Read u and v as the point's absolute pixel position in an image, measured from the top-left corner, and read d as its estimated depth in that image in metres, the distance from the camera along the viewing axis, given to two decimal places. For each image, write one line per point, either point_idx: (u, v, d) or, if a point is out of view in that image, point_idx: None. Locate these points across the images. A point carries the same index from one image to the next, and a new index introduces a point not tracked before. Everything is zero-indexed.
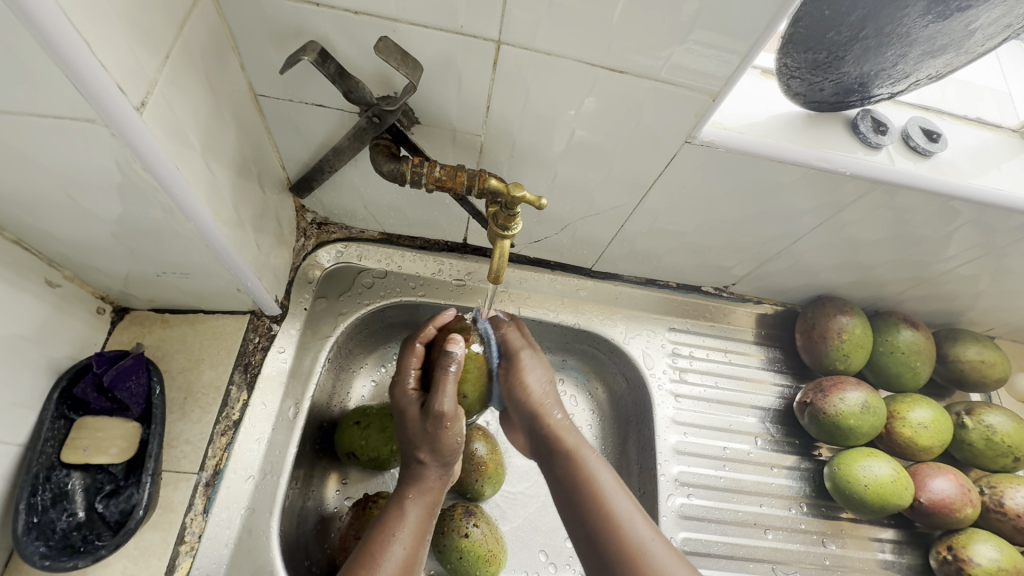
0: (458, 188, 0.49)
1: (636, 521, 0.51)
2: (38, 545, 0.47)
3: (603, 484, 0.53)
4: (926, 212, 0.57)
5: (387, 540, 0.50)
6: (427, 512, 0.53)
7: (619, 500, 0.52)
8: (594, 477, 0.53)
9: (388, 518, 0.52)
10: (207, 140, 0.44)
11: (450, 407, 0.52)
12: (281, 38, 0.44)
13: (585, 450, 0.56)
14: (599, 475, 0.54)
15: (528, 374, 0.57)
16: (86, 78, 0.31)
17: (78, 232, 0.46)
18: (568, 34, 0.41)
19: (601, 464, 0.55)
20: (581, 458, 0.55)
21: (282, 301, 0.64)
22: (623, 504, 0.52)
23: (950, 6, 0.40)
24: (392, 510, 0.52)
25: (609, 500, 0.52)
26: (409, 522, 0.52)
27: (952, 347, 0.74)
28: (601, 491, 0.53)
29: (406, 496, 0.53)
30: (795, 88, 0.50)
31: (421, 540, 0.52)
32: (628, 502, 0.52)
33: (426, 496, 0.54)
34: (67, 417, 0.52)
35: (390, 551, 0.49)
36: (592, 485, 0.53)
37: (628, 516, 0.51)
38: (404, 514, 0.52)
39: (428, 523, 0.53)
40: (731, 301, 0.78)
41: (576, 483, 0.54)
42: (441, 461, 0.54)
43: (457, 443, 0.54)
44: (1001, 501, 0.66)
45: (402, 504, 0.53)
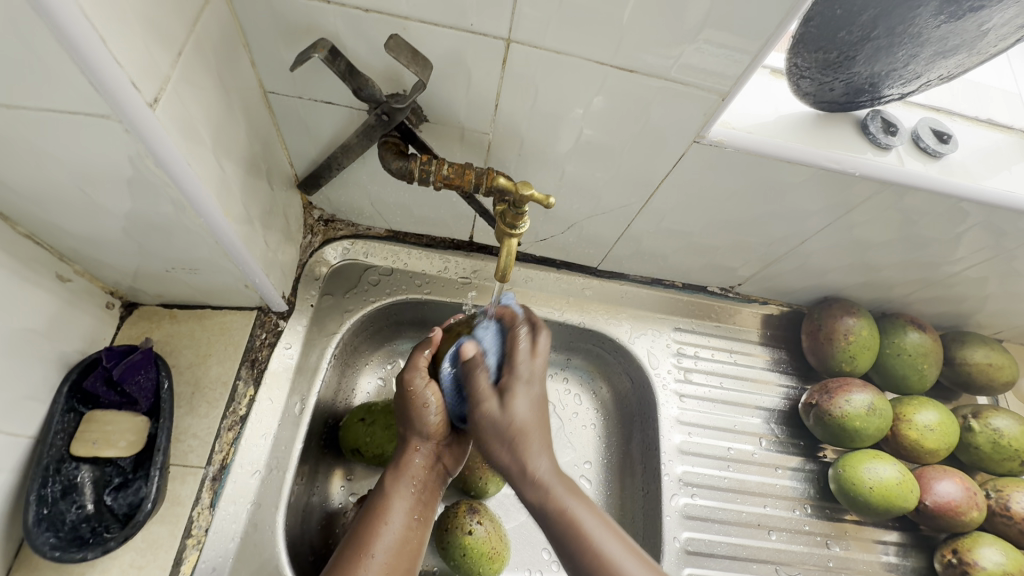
0: (466, 186, 0.49)
1: (629, 565, 0.45)
2: (47, 537, 0.47)
3: (591, 527, 0.47)
4: (935, 214, 0.57)
5: (376, 521, 0.51)
6: (412, 496, 0.54)
7: (607, 540, 0.46)
8: (579, 518, 0.47)
9: (377, 499, 0.53)
10: (218, 136, 0.44)
11: (421, 375, 0.55)
12: (291, 35, 0.44)
13: (571, 500, 0.48)
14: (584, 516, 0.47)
15: (506, 412, 0.49)
16: (101, 74, 0.31)
17: (89, 227, 0.46)
18: (578, 33, 0.41)
19: (581, 499, 0.48)
20: (566, 502, 0.48)
21: (289, 298, 0.64)
22: (614, 544, 0.46)
23: (963, 6, 0.40)
24: (380, 492, 0.54)
25: (596, 542, 0.46)
26: (396, 503, 0.53)
27: (959, 350, 0.73)
28: (588, 535, 0.47)
29: (391, 479, 0.54)
30: (805, 88, 0.50)
31: (411, 522, 0.52)
32: (619, 546, 0.46)
33: (408, 474, 0.54)
34: (75, 411, 0.52)
35: (380, 532, 0.50)
36: (576, 527, 0.47)
37: (620, 557, 0.46)
38: (393, 497, 0.53)
39: (415, 504, 0.53)
40: (737, 301, 0.78)
41: (562, 529, 0.47)
42: (417, 434, 0.56)
43: (430, 414, 0.55)
44: (1007, 505, 0.65)
45: (386, 483, 0.54)
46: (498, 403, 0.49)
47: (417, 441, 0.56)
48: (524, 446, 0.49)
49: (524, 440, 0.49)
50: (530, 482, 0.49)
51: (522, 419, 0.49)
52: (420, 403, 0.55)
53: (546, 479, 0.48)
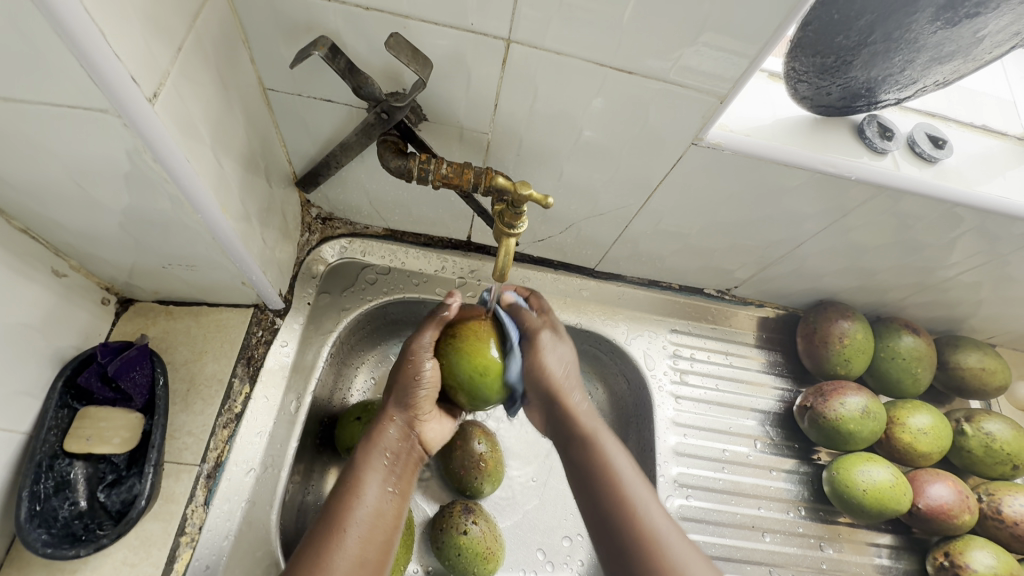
0: (465, 186, 0.49)
1: (652, 507, 0.50)
2: (39, 533, 0.47)
3: (620, 469, 0.53)
4: (929, 218, 0.57)
5: (347, 495, 0.48)
6: (386, 469, 0.51)
7: (634, 482, 0.52)
8: (607, 451, 0.54)
9: (348, 475, 0.50)
10: (216, 132, 0.44)
11: (427, 344, 0.55)
12: (291, 32, 0.44)
13: (605, 434, 0.55)
14: (607, 443, 0.54)
15: (555, 351, 0.58)
16: (100, 67, 0.31)
17: (85, 221, 0.46)
18: (578, 34, 0.42)
19: (613, 441, 0.55)
20: (597, 434, 0.55)
21: (286, 295, 0.64)
22: (637, 486, 0.52)
23: (959, 13, 0.40)
24: (350, 467, 0.51)
25: (625, 486, 0.51)
26: (369, 475, 0.50)
27: (953, 354, 0.74)
28: (618, 476, 0.52)
29: (364, 453, 0.52)
30: (802, 92, 0.50)
31: (386, 496, 0.50)
32: (644, 488, 0.52)
33: (382, 445, 0.53)
34: (70, 406, 0.52)
35: (351, 508, 0.47)
36: (605, 465, 0.53)
37: (641, 499, 0.50)
38: (367, 470, 0.50)
39: (391, 475, 0.51)
40: (733, 304, 0.78)
41: (596, 472, 0.53)
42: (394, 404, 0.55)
43: (420, 386, 0.54)
44: (998, 508, 0.66)
45: (357, 457, 0.52)
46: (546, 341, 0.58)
47: (392, 413, 0.55)
48: (563, 394, 0.57)
49: (563, 394, 0.57)
50: (571, 412, 0.57)
51: (561, 370, 0.58)
52: (416, 371, 0.54)
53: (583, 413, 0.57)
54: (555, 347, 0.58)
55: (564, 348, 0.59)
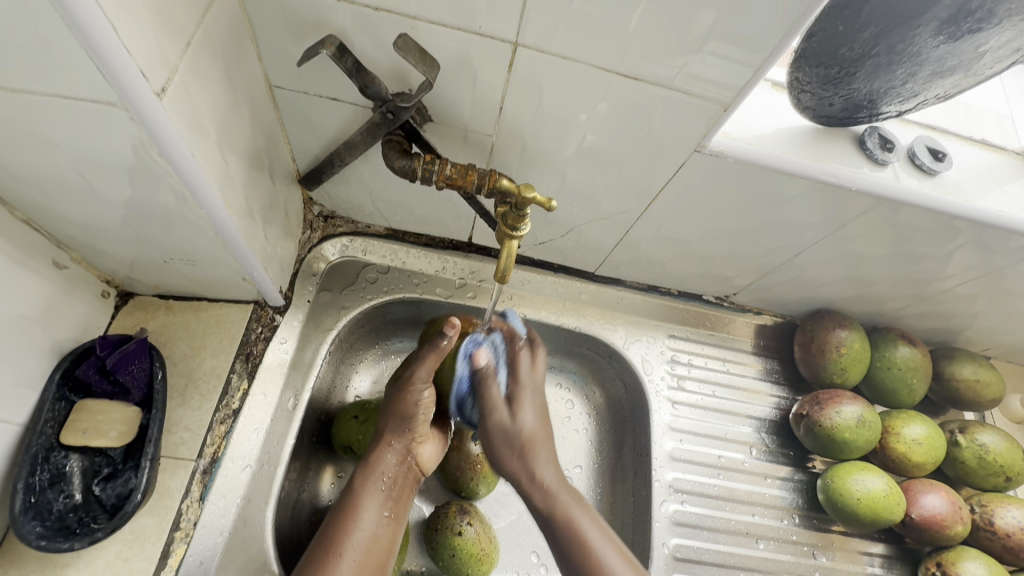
0: (468, 187, 0.50)
1: (620, 574, 0.50)
2: (33, 526, 0.47)
3: (577, 515, 0.54)
4: (928, 230, 0.57)
5: (345, 520, 0.51)
6: (383, 494, 0.54)
7: (591, 527, 0.53)
8: (573, 517, 0.53)
9: (348, 499, 0.53)
10: (223, 128, 0.44)
11: (422, 377, 0.56)
12: (299, 30, 0.44)
13: (571, 498, 0.55)
14: (574, 509, 0.54)
15: (515, 409, 0.56)
16: (110, 61, 0.31)
17: (88, 214, 0.46)
18: (585, 40, 0.42)
19: (586, 510, 0.54)
20: (561, 494, 0.55)
21: (286, 292, 0.64)
22: (593, 531, 0.53)
23: (962, 28, 0.41)
24: (350, 491, 0.54)
25: (581, 528, 0.53)
26: (368, 503, 0.53)
27: (948, 365, 0.74)
28: (572, 523, 0.53)
29: (363, 478, 0.54)
30: (805, 102, 0.51)
31: (382, 519, 0.53)
32: (615, 554, 0.52)
33: (381, 471, 0.55)
34: (67, 399, 0.52)
35: (348, 533, 0.50)
36: (571, 527, 0.53)
37: (598, 541, 0.52)
38: (364, 497, 0.53)
39: (387, 501, 0.54)
40: (731, 311, 0.78)
41: (563, 537, 0.53)
42: (394, 432, 0.57)
43: (419, 413, 0.56)
44: (991, 520, 0.66)
45: (357, 481, 0.54)
46: (508, 413, 0.56)
47: (393, 439, 0.57)
48: (531, 446, 0.55)
49: (529, 446, 0.55)
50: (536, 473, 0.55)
51: (529, 427, 0.56)
52: (414, 400, 0.56)
53: (548, 478, 0.55)
54: (528, 402, 0.57)
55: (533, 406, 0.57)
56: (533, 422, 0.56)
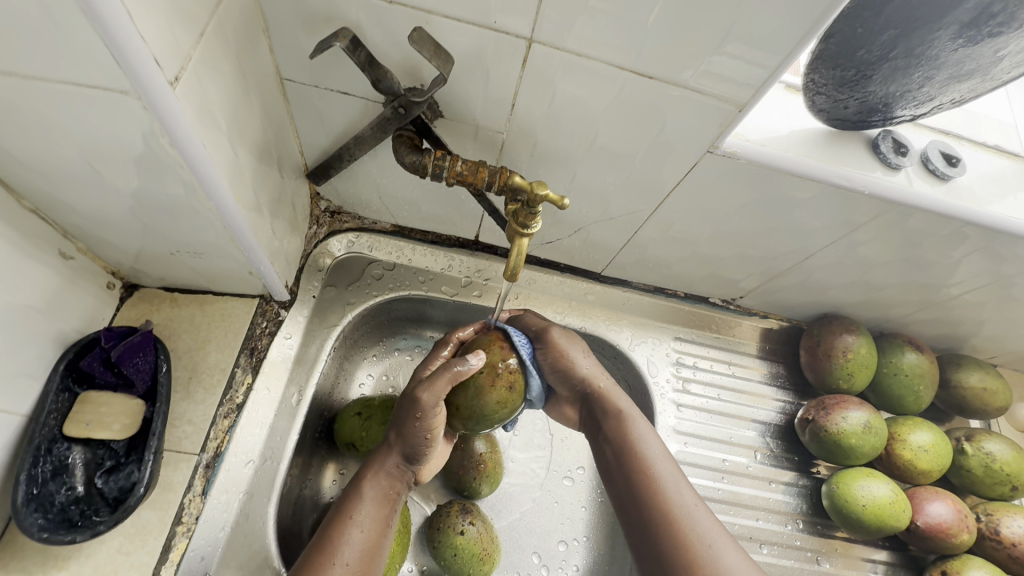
0: (478, 184, 0.49)
1: (699, 513, 0.48)
2: (35, 518, 0.46)
3: (660, 472, 0.50)
4: (939, 236, 0.57)
5: (345, 525, 0.48)
6: (386, 505, 0.51)
7: (683, 490, 0.49)
8: (637, 435, 0.53)
9: (348, 502, 0.50)
10: (233, 120, 0.43)
11: (431, 401, 0.50)
12: (312, 22, 0.44)
13: (635, 412, 0.55)
14: (642, 432, 0.53)
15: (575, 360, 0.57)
16: (125, 48, 0.31)
17: (96, 204, 0.46)
18: (600, 37, 0.42)
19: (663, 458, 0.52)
20: (629, 413, 0.55)
21: (292, 287, 0.64)
22: (685, 493, 0.49)
23: (981, 31, 0.40)
24: (349, 496, 0.51)
25: (667, 492, 0.49)
26: (368, 509, 0.50)
27: (955, 373, 0.74)
28: (658, 484, 0.50)
29: (365, 484, 0.51)
30: (819, 104, 0.50)
31: (382, 529, 0.50)
32: (692, 497, 0.49)
33: (383, 480, 0.52)
34: (71, 390, 0.51)
35: (347, 538, 0.47)
36: (636, 449, 0.52)
37: (687, 509, 0.48)
38: (365, 502, 0.50)
39: (388, 513, 0.51)
40: (737, 314, 0.78)
41: (634, 480, 0.50)
42: (401, 449, 0.52)
43: (427, 441, 0.52)
44: (996, 529, 0.66)
45: (358, 487, 0.51)
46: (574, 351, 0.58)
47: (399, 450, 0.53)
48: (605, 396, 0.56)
49: (592, 381, 0.57)
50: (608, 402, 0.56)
51: (589, 369, 0.57)
52: (425, 421, 0.51)
53: (621, 424, 0.54)
54: (580, 351, 0.58)
55: (588, 355, 0.58)
56: (592, 368, 0.58)
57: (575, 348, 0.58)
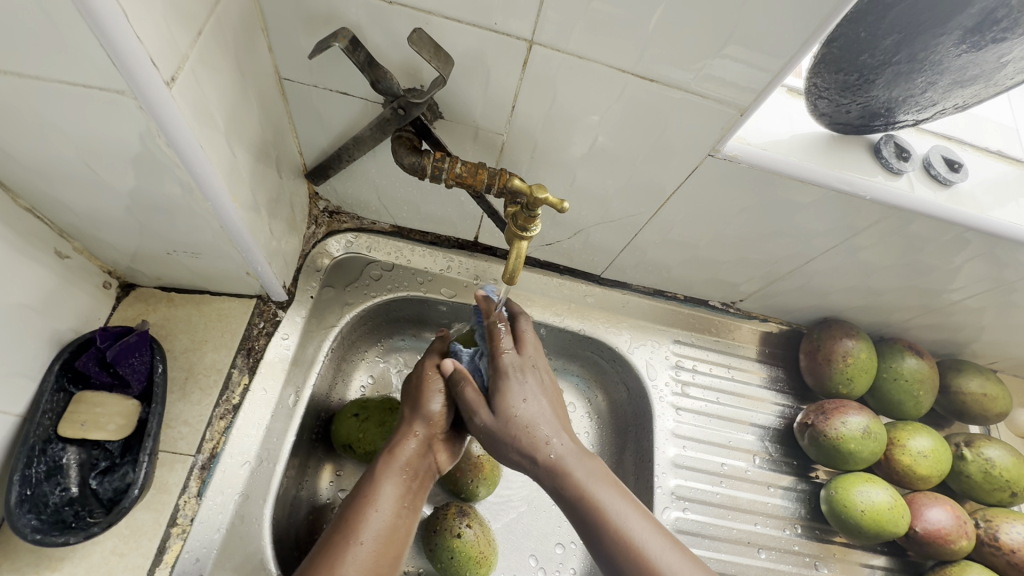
0: (478, 186, 0.49)
1: (651, 541, 0.47)
2: (28, 519, 0.46)
3: (609, 505, 0.48)
4: (939, 242, 0.57)
5: (366, 507, 0.49)
6: (405, 483, 0.52)
7: (634, 520, 0.48)
8: (599, 501, 0.49)
9: (366, 487, 0.50)
10: (231, 120, 0.43)
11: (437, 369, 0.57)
12: (312, 23, 0.43)
13: (573, 460, 0.51)
14: (603, 495, 0.49)
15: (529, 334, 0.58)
16: (120, 48, 0.30)
17: (93, 203, 0.45)
18: (602, 39, 0.41)
19: (602, 480, 0.50)
20: (589, 487, 0.49)
21: (290, 288, 0.64)
22: (635, 521, 0.48)
23: (985, 37, 0.40)
24: (368, 479, 0.51)
25: (618, 522, 0.47)
26: (388, 491, 0.50)
27: (955, 378, 0.74)
28: (607, 513, 0.48)
29: (382, 465, 0.52)
30: (821, 108, 0.50)
31: (402, 511, 0.50)
32: (642, 523, 0.48)
33: (402, 461, 0.52)
34: (66, 390, 0.51)
35: (368, 519, 0.48)
36: (594, 506, 0.49)
37: (643, 536, 0.47)
38: (383, 481, 0.51)
39: (406, 492, 0.51)
40: (736, 317, 0.78)
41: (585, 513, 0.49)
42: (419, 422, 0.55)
43: (439, 401, 0.55)
44: (995, 535, 0.66)
45: (376, 472, 0.51)
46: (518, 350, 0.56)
47: (415, 427, 0.54)
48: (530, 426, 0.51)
49: (536, 433, 0.51)
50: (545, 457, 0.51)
51: (531, 414, 0.52)
52: (436, 389, 0.56)
53: (562, 456, 0.51)
54: (522, 393, 0.53)
55: (534, 387, 0.54)
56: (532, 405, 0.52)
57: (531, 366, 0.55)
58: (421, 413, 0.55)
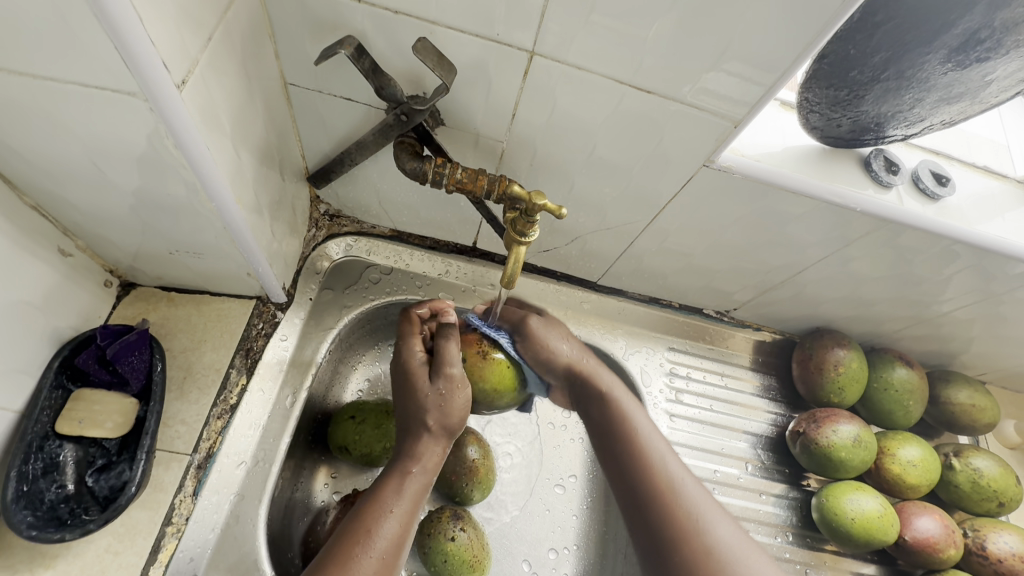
0: (477, 192, 0.50)
1: (708, 513, 0.55)
2: (24, 515, 0.46)
3: (672, 473, 0.57)
4: (928, 254, 0.58)
5: (379, 512, 0.50)
6: (422, 487, 0.53)
7: (684, 478, 0.58)
8: (663, 466, 0.58)
9: (383, 490, 0.52)
10: (237, 123, 0.44)
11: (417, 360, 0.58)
12: (318, 31, 0.44)
13: (634, 409, 0.64)
14: (671, 461, 0.59)
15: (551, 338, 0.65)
16: (134, 51, 0.31)
17: (98, 202, 0.46)
18: (600, 51, 0.42)
19: (661, 438, 0.61)
20: (673, 481, 0.57)
21: (289, 289, 0.64)
22: (692, 485, 0.57)
23: (970, 56, 0.42)
24: (388, 484, 0.53)
25: (684, 489, 0.56)
26: (403, 498, 0.52)
27: (944, 389, 0.75)
28: (670, 486, 0.56)
29: (401, 470, 0.54)
30: (813, 122, 0.51)
31: (411, 516, 0.52)
32: (679, 468, 0.58)
33: (422, 467, 0.54)
34: (65, 388, 0.51)
35: (380, 525, 0.49)
36: (661, 472, 0.57)
37: (678, 484, 0.57)
38: (398, 488, 0.52)
39: (421, 497, 0.53)
40: (730, 325, 0.78)
41: (646, 491, 0.57)
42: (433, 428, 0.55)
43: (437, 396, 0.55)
44: (983, 545, 0.66)
45: (398, 479, 0.53)
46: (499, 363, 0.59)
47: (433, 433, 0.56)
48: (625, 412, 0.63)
49: (575, 366, 0.65)
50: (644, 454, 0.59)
51: (571, 354, 0.65)
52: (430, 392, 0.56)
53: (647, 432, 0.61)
54: (564, 332, 0.66)
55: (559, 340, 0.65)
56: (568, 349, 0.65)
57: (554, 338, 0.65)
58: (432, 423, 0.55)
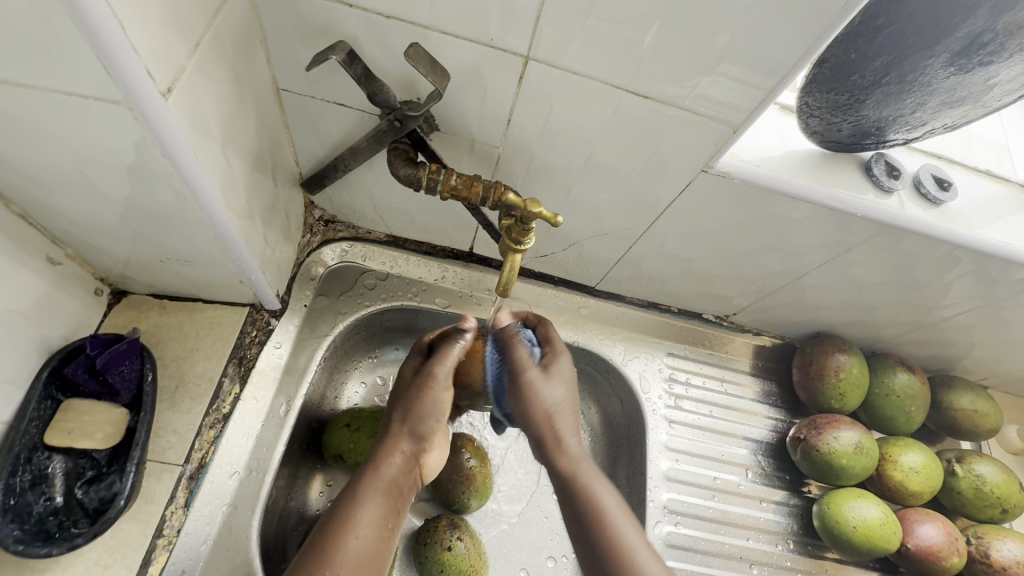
0: (473, 199, 0.49)
1: (636, 544, 0.47)
2: (11, 529, 0.45)
3: (608, 508, 0.48)
4: (929, 259, 0.57)
5: (343, 530, 0.44)
6: (387, 502, 0.47)
7: (622, 521, 0.48)
8: (595, 493, 0.49)
9: (345, 508, 0.46)
10: (227, 130, 0.43)
11: (443, 376, 0.51)
12: (310, 36, 0.44)
13: (596, 478, 0.50)
14: (594, 481, 0.50)
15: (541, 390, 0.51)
16: (116, 59, 0.30)
17: (86, 211, 0.45)
18: (596, 56, 0.42)
19: (603, 481, 0.50)
20: (583, 471, 0.50)
21: (283, 296, 0.63)
22: (625, 526, 0.48)
23: (973, 60, 0.41)
24: (347, 499, 0.47)
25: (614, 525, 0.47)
26: (368, 514, 0.46)
27: (947, 394, 0.74)
28: (604, 515, 0.48)
29: (364, 482, 0.48)
30: (813, 127, 0.50)
31: (384, 534, 0.46)
32: (633, 528, 0.48)
33: (387, 479, 0.48)
34: (54, 398, 0.50)
35: (345, 545, 0.44)
36: (593, 505, 0.49)
37: (624, 530, 0.47)
38: (362, 499, 0.46)
39: (389, 513, 0.47)
40: (730, 330, 0.78)
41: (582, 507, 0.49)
42: (409, 433, 0.51)
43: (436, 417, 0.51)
44: (987, 552, 0.66)
45: (359, 486, 0.47)
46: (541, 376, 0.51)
47: (404, 441, 0.50)
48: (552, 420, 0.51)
49: (554, 418, 0.51)
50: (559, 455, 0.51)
51: (555, 402, 0.51)
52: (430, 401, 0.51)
53: (572, 448, 0.51)
54: (561, 371, 0.52)
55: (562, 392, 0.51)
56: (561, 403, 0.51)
57: (547, 388, 0.51)
58: (419, 429, 0.51)
